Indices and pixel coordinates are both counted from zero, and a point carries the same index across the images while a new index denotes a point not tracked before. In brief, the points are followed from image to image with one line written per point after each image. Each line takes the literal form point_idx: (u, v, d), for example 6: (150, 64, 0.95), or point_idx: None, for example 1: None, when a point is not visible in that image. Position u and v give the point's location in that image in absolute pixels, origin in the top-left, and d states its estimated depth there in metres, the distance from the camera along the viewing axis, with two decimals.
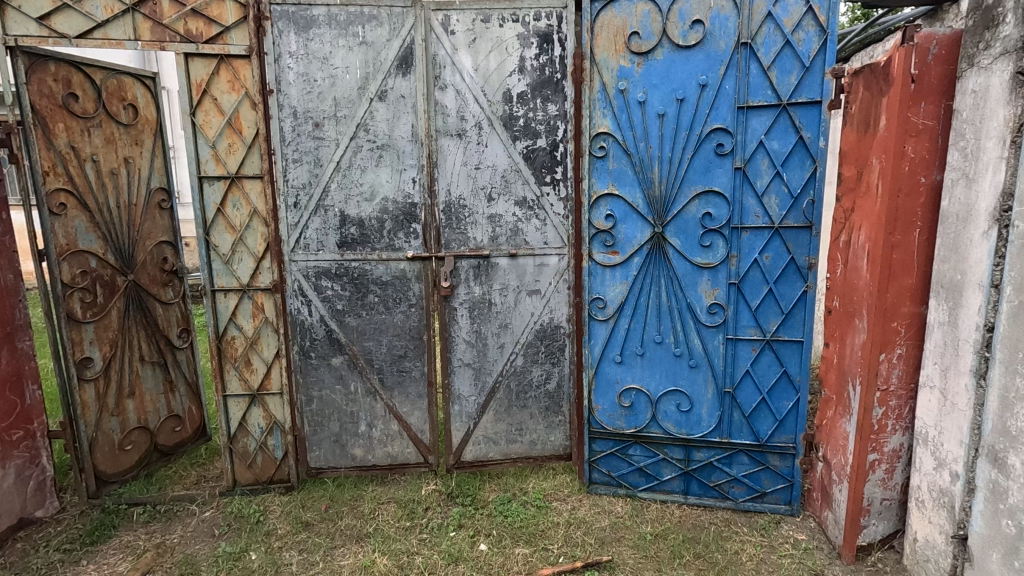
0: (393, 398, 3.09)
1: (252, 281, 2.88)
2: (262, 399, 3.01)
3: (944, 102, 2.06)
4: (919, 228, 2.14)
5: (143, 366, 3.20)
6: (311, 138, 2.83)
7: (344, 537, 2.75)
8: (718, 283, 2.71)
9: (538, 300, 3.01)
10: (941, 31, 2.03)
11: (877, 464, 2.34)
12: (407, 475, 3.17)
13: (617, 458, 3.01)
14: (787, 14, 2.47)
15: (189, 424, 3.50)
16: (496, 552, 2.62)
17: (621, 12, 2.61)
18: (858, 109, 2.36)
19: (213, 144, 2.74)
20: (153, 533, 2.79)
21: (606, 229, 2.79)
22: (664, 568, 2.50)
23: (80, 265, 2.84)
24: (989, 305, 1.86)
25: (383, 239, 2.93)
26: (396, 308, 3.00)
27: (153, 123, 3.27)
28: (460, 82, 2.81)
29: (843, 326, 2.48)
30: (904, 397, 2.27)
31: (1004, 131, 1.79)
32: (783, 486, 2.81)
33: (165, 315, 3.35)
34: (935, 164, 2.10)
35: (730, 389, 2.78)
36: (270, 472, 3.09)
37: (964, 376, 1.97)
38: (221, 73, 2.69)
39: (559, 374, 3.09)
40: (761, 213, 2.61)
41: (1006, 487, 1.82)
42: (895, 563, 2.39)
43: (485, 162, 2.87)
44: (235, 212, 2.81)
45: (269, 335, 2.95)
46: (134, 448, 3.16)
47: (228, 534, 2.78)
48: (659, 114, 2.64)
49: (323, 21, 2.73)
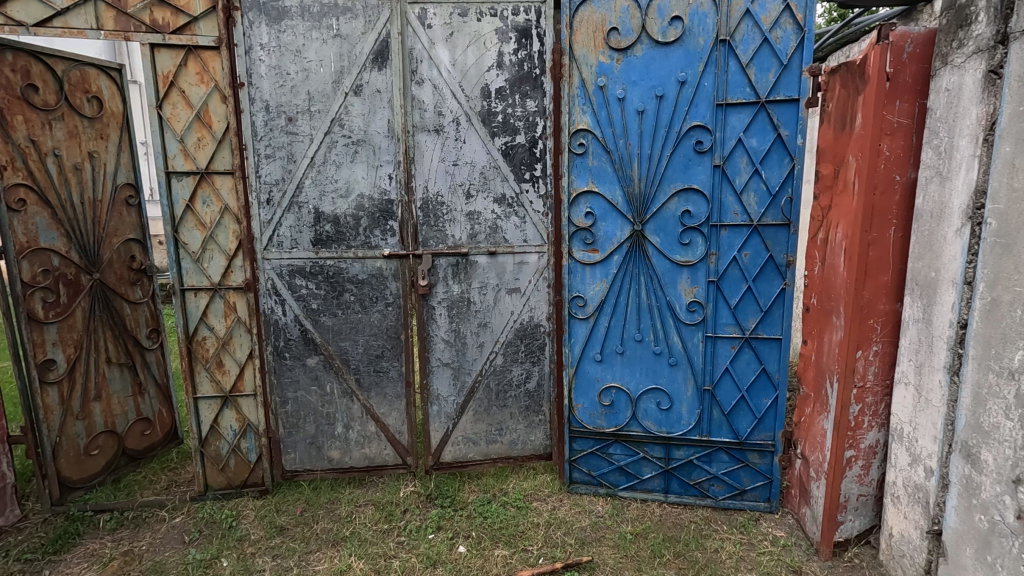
0: (370, 398, 3.04)
1: (223, 280, 2.80)
2: (235, 401, 2.93)
3: (918, 100, 2.08)
4: (894, 226, 2.16)
5: (110, 368, 3.10)
6: (284, 133, 2.76)
7: (320, 541, 2.69)
8: (697, 281, 2.70)
9: (518, 299, 2.97)
10: (916, 30, 2.04)
11: (854, 460, 2.35)
12: (386, 477, 3.12)
13: (597, 457, 2.99)
14: (765, 12, 2.46)
15: (159, 428, 3.40)
16: (475, 554, 2.58)
17: (600, 7, 2.59)
18: (836, 107, 2.37)
19: (181, 139, 2.66)
20: (120, 541, 2.70)
21: (586, 227, 2.77)
22: (644, 568, 2.48)
23: (42, 264, 2.74)
24: (963, 302, 1.87)
25: (358, 237, 2.87)
26: (373, 307, 2.94)
27: (119, 117, 3.16)
28: (437, 78, 2.76)
29: (821, 323, 2.49)
30: (880, 394, 2.29)
31: (977, 130, 1.80)
32: (762, 484, 2.82)
33: (133, 315, 3.25)
34: (910, 163, 2.11)
35: (709, 387, 2.78)
36: (243, 476, 3.01)
37: (938, 372, 1.98)
38: (189, 65, 2.61)
39: (539, 373, 3.06)
40: (740, 211, 2.61)
41: (979, 482, 1.82)
42: (871, 558, 2.40)
43: (463, 158, 2.83)
44: (205, 209, 2.73)
45: (242, 335, 2.87)
46: (101, 453, 3.06)
47: (199, 540, 2.70)
48: (639, 111, 2.63)
49: (295, 13, 2.66)
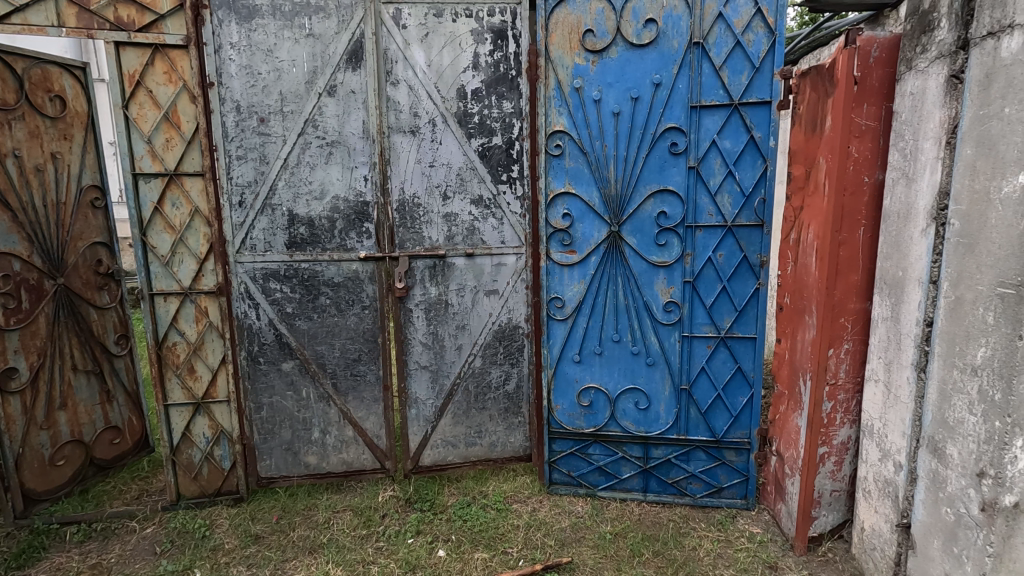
0: (347, 403, 3.00)
1: (194, 284, 2.74)
2: (208, 407, 2.87)
3: (885, 104, 2.12)
4: (863, 226, 2.21)
5: (76, 376, 3.00)
6: (256, 134, 2.71)
7: (296, 549, 2.64)
8: (674, 282, 2.73)
9: (496, 300, 2.96)
10: (882, 34, 2.09)
11: (827, 456, 2.40)
12: (364, 482, 3.08)
13: (576, 458, 3.01)
14: (738, 15, 2.49)
15: (129, 437, 3.31)
16: (455, 558, 2.57)
17: (576, 9, 2.60)
18: (806, 109, 2.41)
19: (149, 140, 2.59)
20: (87, 553, 2.62)
21: (563, 228, 2.78)
22: (623, 567, 2.49)
23: (2, 269, 2.64)
24: (928, 301, 1.92)
25: (334, 239, 2.83)
26: (350, 310, 2.90)
27: (84, 117, 3.06)
28: (412, 79, 2.73)
29: (794, 322, 2.53)
30: (851, 390, 2.34)
31: (940, 132, 1.84)
32: (739, 481, 2.86)
33: (100, 320, 3.15)
34: (877, 164, 2.17)
35: (686, 387, 2.81)
36: (217, 484, 2.95)
37: (906, 369, 2.03)
38: (156, 64, 2.55)
39: (518, 375, 3.05)
40: (714, 212, 2.64)
41: (945, 476, 1.87)
42: (844, 552, 2.45)
43: (439, 160, 2.80)
44: (174, 212, 2.67)
45: (214, 340, 2.81)
46: (68, 463, 2.96)
47: (171, 551, 2.63)
48: (614, 113, 2.64)
49: (266, 11, 2.62)
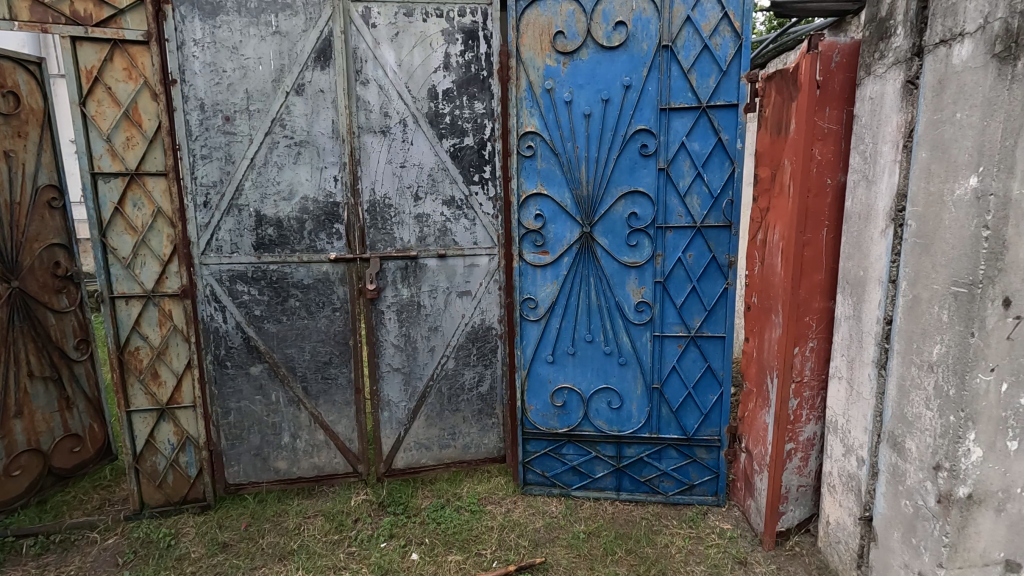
0: (318, 406, 2.95)
1: (157, 287, 2.67)
2: (173, 413, 2.79)
3: (846, 107, 2.18)
4: (827, 227, 2.26)
5: (32, 383, 2.89)
6: (221, 133, 2.65)
7: (266, 556, 2.59)
8: (645, 282, 2.76)
9: (469, 302, 2.95)
10: (842, 41, 2.15)
11: (794, 452, 2.45)
12: (336, 486, 3.04)
13: (550, 458, 3.01)
14: (705, 19, 2.53)
15: (90, 444, 3.20)
16: (428, 561, 2.55)
17: (546, 11, 2.61)
18: (771, 112, 2.46)
19: (108, 138, 2.51)
20: (45, 567, 2.53)
21: (536, 229, 2.78)
22: (596, 566, 2.50)
23: None
24: (888, 299, 1.97)
25: (303, 240, 2.78)
26: (320, 312, 2.86)
27: (39, 114, 2.95)
28: (382, 78, 2.70)
29: (762, 321, 2.58)
30: (816, 388, 2.40)
31: (898, 136, 1.90)
32: (710, 478, 2.90)
33: (59, 325, 3.05)
34: (839, 166, 2.22)
35: (658, 385, 2.84)
36: (182, 491, 2.87)
37: (867, 366, 2.08)
38: (115, 60, 2.47)
39: (492, 375, 3.04)
40: (684, 213, 2.67)
41: (904, 469, 1.92)
42: (810, 545, 2.51)
43: (411, 160, 2.78)
44: (135, 212, 2.60)
45: (179, 344, 2.74)
46: (24, 473, 2.86)
47: (133, 562, 2.56)
48: (585, 114, 2.66)
49: (231, 8, 2.56)
